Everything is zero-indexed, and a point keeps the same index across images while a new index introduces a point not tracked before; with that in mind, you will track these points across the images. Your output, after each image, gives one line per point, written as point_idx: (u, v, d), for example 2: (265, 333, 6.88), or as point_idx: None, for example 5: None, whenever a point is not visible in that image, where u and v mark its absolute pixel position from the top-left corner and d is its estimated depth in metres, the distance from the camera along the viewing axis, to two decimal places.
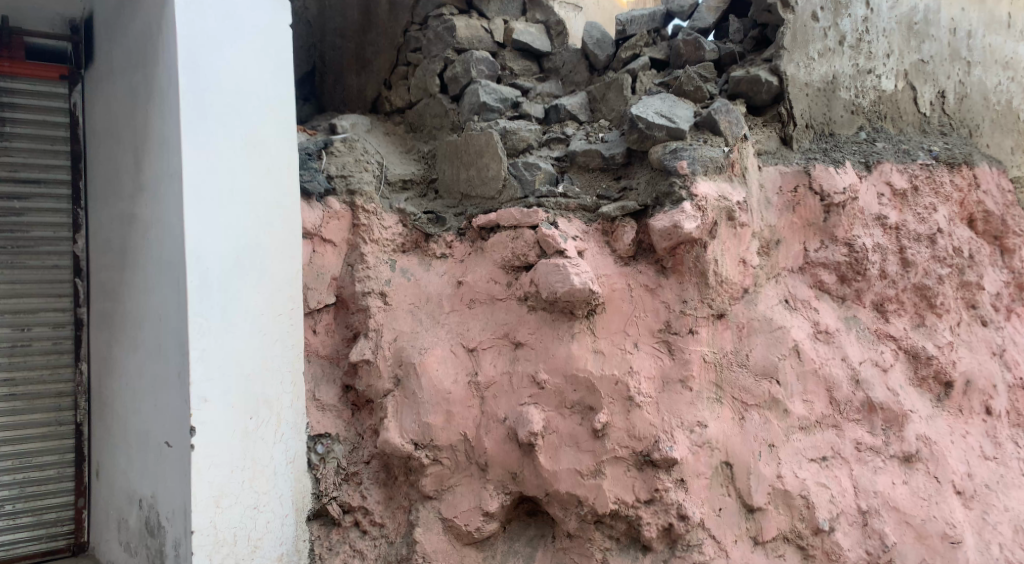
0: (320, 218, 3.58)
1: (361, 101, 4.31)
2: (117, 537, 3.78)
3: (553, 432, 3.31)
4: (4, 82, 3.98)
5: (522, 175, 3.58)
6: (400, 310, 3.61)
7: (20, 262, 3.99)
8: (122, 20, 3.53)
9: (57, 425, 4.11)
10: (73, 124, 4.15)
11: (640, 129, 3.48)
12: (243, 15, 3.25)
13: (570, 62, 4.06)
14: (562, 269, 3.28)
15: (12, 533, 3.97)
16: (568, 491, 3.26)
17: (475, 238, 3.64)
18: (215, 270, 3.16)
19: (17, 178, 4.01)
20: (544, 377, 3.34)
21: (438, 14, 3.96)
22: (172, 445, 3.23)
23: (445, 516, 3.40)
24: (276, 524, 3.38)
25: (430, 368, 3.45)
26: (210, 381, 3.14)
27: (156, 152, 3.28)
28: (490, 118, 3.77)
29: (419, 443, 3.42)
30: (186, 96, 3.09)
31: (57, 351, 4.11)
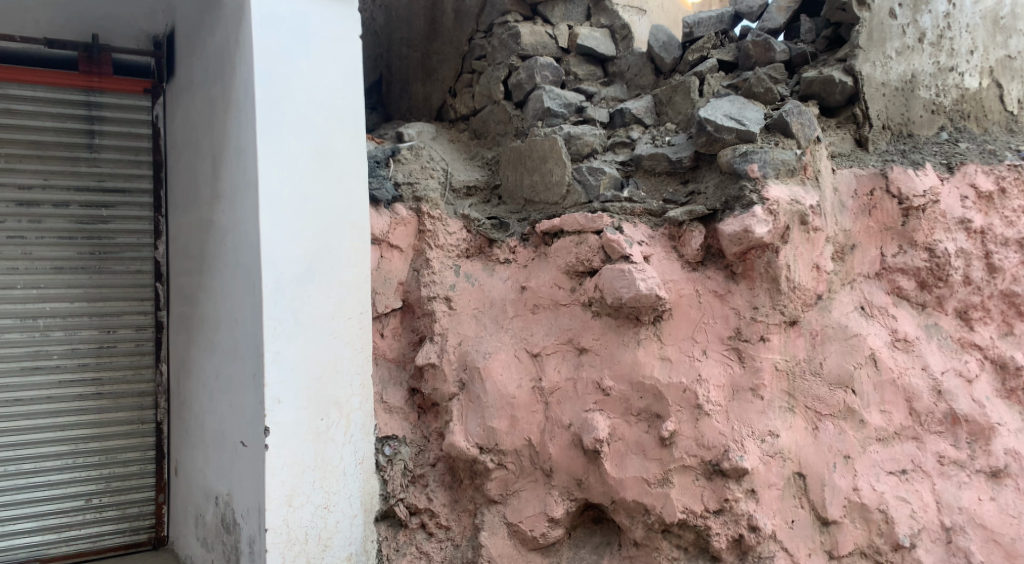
0: (387, 224, 3.66)
1: (427, 109, 4.38)
2: (195, 532, 3.91)
3: (619, 439, 3.30)
4: (94, 97, 4.20)
5: (587, 180, 3.58)
6: (464, 315, 3.65)
7: (106, 267, 4.21)
8: (202, 35, 3.67)
9: (140, 423, 4.30)
10: (156, 136, 4.34)
11: (708, 132, 3.42)
12: (316, 27, 3.34)
13: (635, 65, 4.00)
14: (627, 274, 3.26)
15: (100, 526, 4.18)
16: (635, 499, 3.24)
17: (539, 243, 3.65)
18: (289, 274, 3.25)
19: (102, 188, 4.22)
20: (610, 383, 3.32)
21: (503, 21, 3.97)
22: (247, 445, 3.34)
23: (511, 521, 3.42)
24: (346, 524, 3.45)
25: (494, 373, 3.47)
26: (284, 382, 3.24)
27: (233, 161, 3.41)
28: (554, 123, 3.77)
29: (484, 447, 3.45)
30: (261, 107, 3.20)
31: (140, 352, 4.30)
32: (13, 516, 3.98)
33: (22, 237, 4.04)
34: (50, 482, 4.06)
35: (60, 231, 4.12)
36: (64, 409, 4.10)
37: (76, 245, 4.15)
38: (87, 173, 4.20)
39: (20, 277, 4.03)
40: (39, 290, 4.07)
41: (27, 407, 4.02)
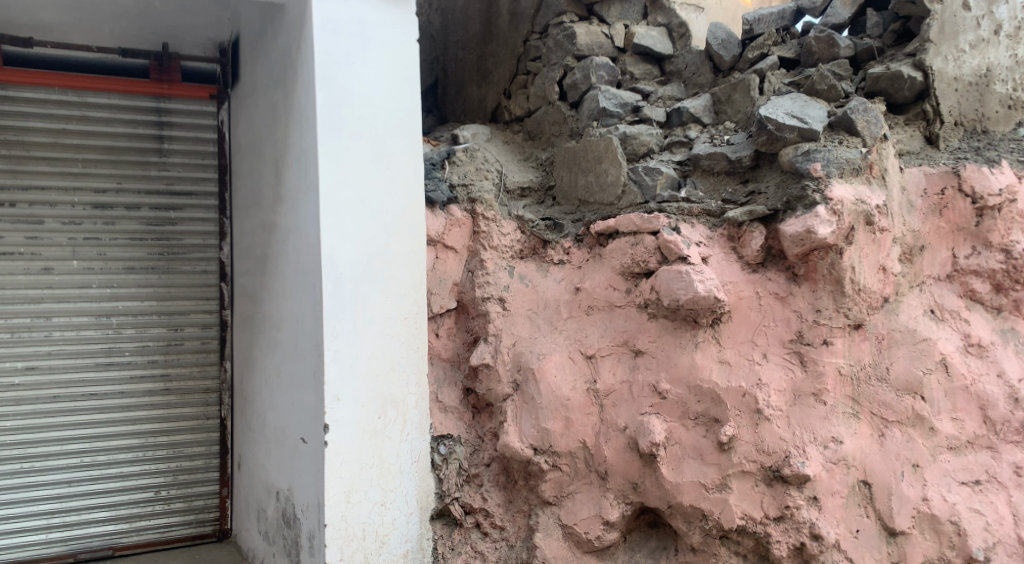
0: (442, 226, 3.69)
1: (482, 111, 4.40)
2: (257, 526, 4.01)
3: (676, 443, 3.26)
4: (164, 103, 4.34)
5: (643, 181, 3.54)
6: (519, 316, 3.65)
7: (173, 267, 4.36)
8: (266, 41, 3.76)
9: (205, 418, 4.43)
10: (221, 140, 4.47)
11: (769, 131, 3.35)
12: (374, 32, 3.39)
13: (694, 63, 3.96)
14: (685, 275, 3.22)
15: (168, 517, 4.32)
16: (692, 504, 3.19)
17: (593, 244, 3.64)
18: (348, 275, 3.31)
19: (171, 191, 4.38)
20: (666, 387, 3.28)
21: (558, 22, 3.97)
22: (307, 441, 3.41)
23: (566, 523, 3.41)
24: (402, 521, 3.49)
25: (548, 374, 3.47)
26: (343, 381, 3.29)
27: (295, 165, 3.48)
28: (609, 123, 3.75)
29: (539, 448, 3.46)
30: (322, 111, 3.26)
31: (205, 350, 4.43)
32: (88, 506, 4.15)
33: (96, 238, 4.22)
34: (122, 474, 4.22)
35: (131, 233, 4.29)
36: (134, 404, 4.26)
37: (146, 246, 4.31)
38: (156, 176, 4.35)
39: (94, 277, 4.21)
40: (112, 289, 4.24)
41: (101, 401, 4.19)
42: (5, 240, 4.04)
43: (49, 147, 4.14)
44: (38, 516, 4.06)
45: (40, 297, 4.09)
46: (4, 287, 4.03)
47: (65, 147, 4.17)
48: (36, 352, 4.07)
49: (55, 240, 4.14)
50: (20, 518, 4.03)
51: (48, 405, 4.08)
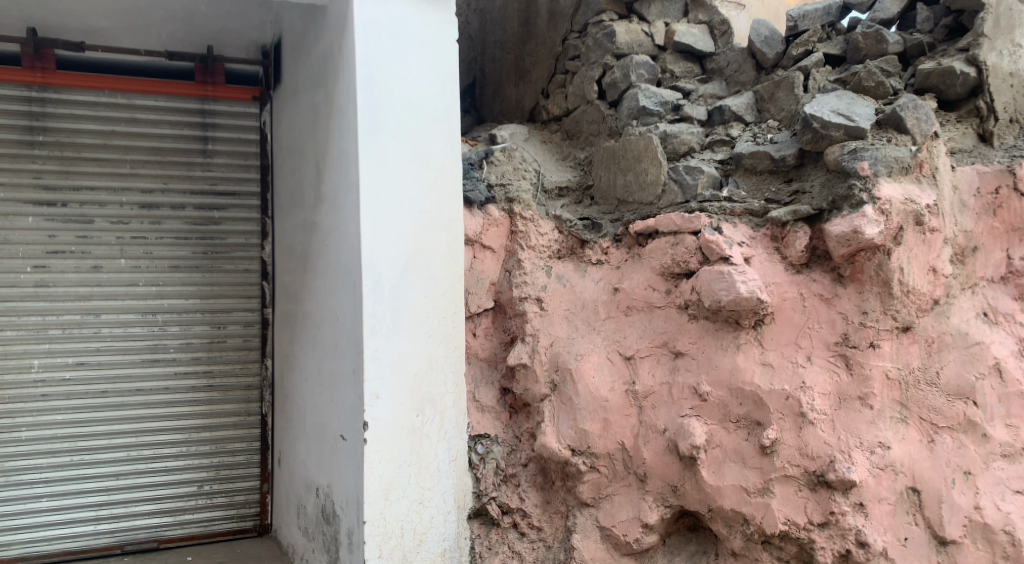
0: (480, 226, 3.69)
1: (520, 111, 4.39)
2: (297, 522, 4.05)
3: (717, 446, 3.21)
4: (208, 105, 4.43)
5: (683, 180, 3.50)
6: (556, 316, 3.63)
7: (217, 266, 4.45)
8: (308, 43, 3.81)
9: (247, 415, 4.50)
10: (263, 141, 4.54)
11: (815, 128, 3.29)
12: (414, 33, 3.41)
13: (735, 61, 3.90)
14: (727, 275, 3.18)
15: (211, 511, 4.41)
16: (733, 509, 3.15)
17: (632, 244, 3.61)
18: (387, 274, 3.33)
19: (215, 191, 4.46)
20: (707, 389, 3.24)
21: (597, 21, 3.94)
22: (347, 439, 3.44)
23: (604, 525, 3.39)
24: (439, 520, 3.50)
25: (586, 375, 3.45)
26: (381, 379, 3.32)
27: (336, 165, 3.51)
28: (649, 122, 3.71)
29: (577, 449, 3.44)
30: (362, 112, 3.29)
31: (247, 348, 4.51)
32: (134, 499, 4.26)
33: (143, 237, 4.32)
34: (166, 468, 4.32)
35: (177, 232, 4.39)
36: (178, 400, 4.36)
37: (191, 245, 4.41)
38: (201, 177, 4.44)
39: (141, 275, 4.31)
40: (158, 288, 4.34)
41: (147, 397, 4.30)
42: (57, 239, 4.16)
43: (99, 149, 4.25)
44: (87, 507, 4.17)
45: (89, 295, 4.21)
46: (55, 285, 4.15)
47: (114, 149, 4.28)
48: (85, 348, 4.19)
49: (104, 239, 4.25)
50: (69, 510, 4.14)
51: (97, 400, 4.20)
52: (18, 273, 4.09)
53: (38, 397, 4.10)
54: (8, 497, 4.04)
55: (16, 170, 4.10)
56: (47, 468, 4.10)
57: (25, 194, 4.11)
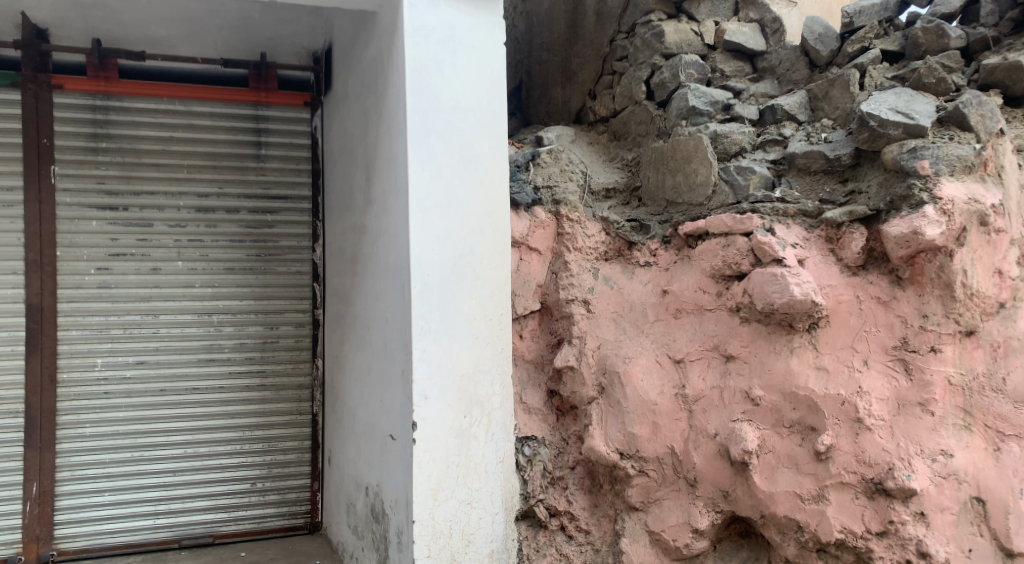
0: (527, 227, 3.70)
1: (566, 113, 4.38)
2: (347, 520, 4.11)
3: (769, 451, 3.14)
4: (262, 111, 4.54)
5: (735, 181, 3.45)
6: (604, 318, 3.62)
7: (269, 268, 4.54)
8: (358, 49, 3.86)
9: (298, 414, 4.58)
10: (314, 145, 4.62)
11: (871, 127, 3.20)
12: (463, 36, 3.42)
13: (788, 59, 3.82)
14: (780, 278, 3.12)
15: (264, 508, 4.50)
16: (787, 515, 3.08)
17: (681, 246, 3.57)
18: (435, 276, 3.35)
19: (268, 195, 4.56)
20: (759, 393, 3.18)
21: (646, 21, 3.90)
22: (396, 438, 3.47)
23: (653, 530, 3.35)
24: (488, 521, 3.49)
25: (635, 378, 3.42)
26: (430, 380, 3.34)
27: (385, 168, 3.55)
28: (698, 122, 3.64)
29: (625, 452, 3.42)
30: (412, 115, 3.31)
31: (299, 348, 4.60)
32: (191, 494, 4.38)
33: (199, 240, 4.44)
34: (221, 465, 4.43)
35: (231, 235, 4.49)
36: (232, 398, 4.47)
37: (245, 247, 4.51)
38: (255, 181, 4.54)
39: (197, 277, 4.44)
40: (214, 289, 4.46)
41: (204, 395, 4.42)
42: (119, 242, 4.31)
43: (158, 155, 4.38)
44: (146, 502, 4.31)
45: (148, 296, 4.35)
46: (117, 287, 4.30)
47: (172, 154, 4.41)
48: (145, 347, 4.33)
49: (163, 242, 4.38)
50: (130, 504, 4.28)
51: (156, 398, 4.33)
52: (82, 275, 4.24)
53: (101, 394, 4.25)
54: (72, 491, 4.18)
55: (80, 175, 4.25)
56: (110, 463, 4.25)
57: (89, 198, 4.26)
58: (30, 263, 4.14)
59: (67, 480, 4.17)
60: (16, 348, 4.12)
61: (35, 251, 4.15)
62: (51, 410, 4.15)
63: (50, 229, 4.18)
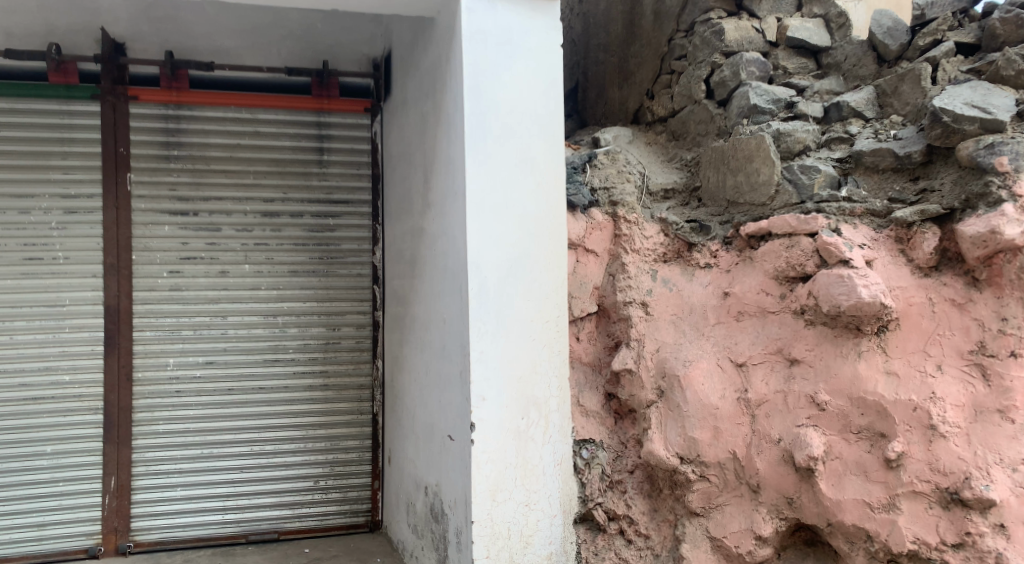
0: (583, 229, 3.70)
1: (624, 113, 4.35)
2: (407, 519, 4.16)
3: (836, 458, 3.05)
4: (324, 117, 4.65)
5: (798, 180, 3.37)
6: (662, 320, 3.57)
7: (331, 271, 4.65)
8: (417, 54, 3.91)
9: (359, 413, 4.66)
10: (374, 150, 4.71)
11: (945, 123, 3.09)
12: (519, 39, 3.43)
13: (854, 55, 3.70)
14: (847, 279, 3.04)
15: (326, 506, 4.61)
16: (855, 524, 2.99)
17: (743, 247, 3.49)
18: (492, 278, 3.36)
19: (330, 200, 4.67)
20: (825, 398, 3.09)
21: (705, 19, 3.85)
22: (454, 439, 3.49)
23: (714, 535, 3.29)
24: (546, 523, 3.49)
25: (695, 382, 3.36)
26: (487, 381, 3.35)
27: (443, 172, 3.58)
28: (761, 120, 3.58)
29: (685, 457, 3.36)
30: (469, 119, 3.34)
31: (360, 348, 4.68)
32: (257, 491, 4.51)
33: (264, 244, 4.57)
34: (286, 463, 4.55)
35: (295, 239, 4.61)
36: (296, 397, 4.57)
37: (308, 250, 4.62)
38: (318, 187, 4.65)
39: (263, 280, 4.56)
40: (279, 291, 4.58)
41: (268, 394, 4.54)
42: (189, 245, 4.46)
43: (226, 161, 4.52)
44: (215, 497, 4.45)
45: (217, 298, 4.49)
46: (187, 289, 4.45)
47: (240, 161, 4.54)
48: (214, 347, 4.47)
49: (231, 246, 4.52)
50: (200, 499, 4.43)
51: (224, 397, 4.47)
52: (155, 278, 4.41)
53: (173, 392, 4.41)
54: (148, 485, 4.36)
55: (153, 183, 4.42)
56: (182, 459, 4.41)
57: (162, 204, 4.43)
58: (108, 267, 4.33)
59: (143, 474, 4.35)
60: (95, 348, 4.31)
61: (113, 254, 4.34)
62: (128, 407, 4.33)
63: (127, 234, 4.37)
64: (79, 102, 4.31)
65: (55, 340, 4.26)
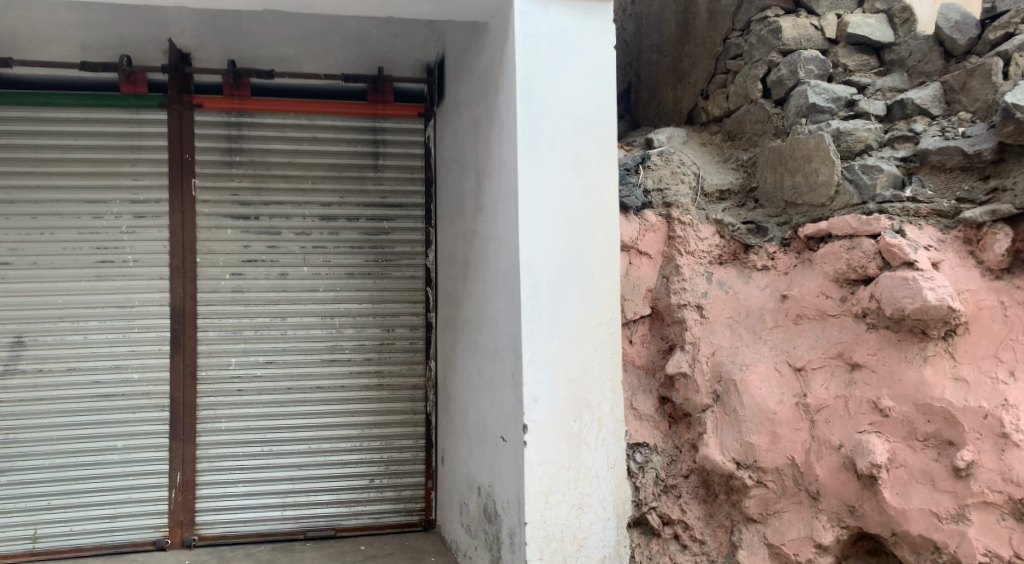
0: (636, 231, 3.67)
1: (678, 114, 4.30)
2: (460, 519, 4.19)
3: (901, 466, 2.96)
4: (379, 123, 4.73)
5: (860, 180, 3.28)
6: (718, 324, 3.52)
7: (386, 273, 4.72)
8: (470, 59, 3.95)
9: (413, 413, 4.72)
10: (427, 155, 4.77)
11: (1018, 119, 2.96)
12: (572, 42, 3.43)
13: (919, 50, 3.59)
14: (912, 282, 2.96)
15: (381, 504, 4.67)
16: (921, 534, 2.90)
17: (802, 249, 3.41)
18: (544, 280, 3.37)
19: (385, 204, 4.74)
20: (888, 404, 3.00)
21: (762, 17, 3.79)
22: (507, 440, 3.50)
23: (772, 543, 3.23)
24: (599, 526, 3.46)
25: (752, 386, 3.30)
26: (540, 382, 3.36)
27: (495, 175, 3.60)
28: (819, 119, 3.50)
29: (742, 462, 3.30)
30: (521, 122, 3.35)
31: (414, 349, 4.74)
32: (315, 488, 4.61)
33: (322, 247, 4.67)
34: (343, 461, 4.64)
35: (352, 242, 4.70)
36: (352, 397, 4.66)
37: (364, 253, 4.70)
38: (373, 191, 4.73)
39: (321, 282, 4.66)
40: (336, 293, 4.67)
41: (326, 393, 4.64)
42: (251, 248, 4.59)
43: (286, 166, 4.63)
44: (274, 494, 4.56)
45: (277, 299, 4.61)
46: (248, 291, 4.58)
47: (299, 166, 4.65)
48: (274, 347, 4.59)
49: (290, 248, 4.63)
50: (261, 495, 4.55)
51: (283, 396, 4.59)
52: (219, 280, 4.55)
53: (235, 391, 4.54)
54: (211, 480, 4.49)
55: (217, 188, 4.56)
56: (243, 456, 4.54)
57: (224, 209, 4.57)
58: (174, 269, 4.49)
59: (206, 470, 4.49)
60: (162, 347, 4.47)
61: (179, 257, 4.49)
62: (192, 405, 4.48)
63: (191, 237, 4.52)
64: (148, 111, 4.48)
65: (126, 339, 4.44)
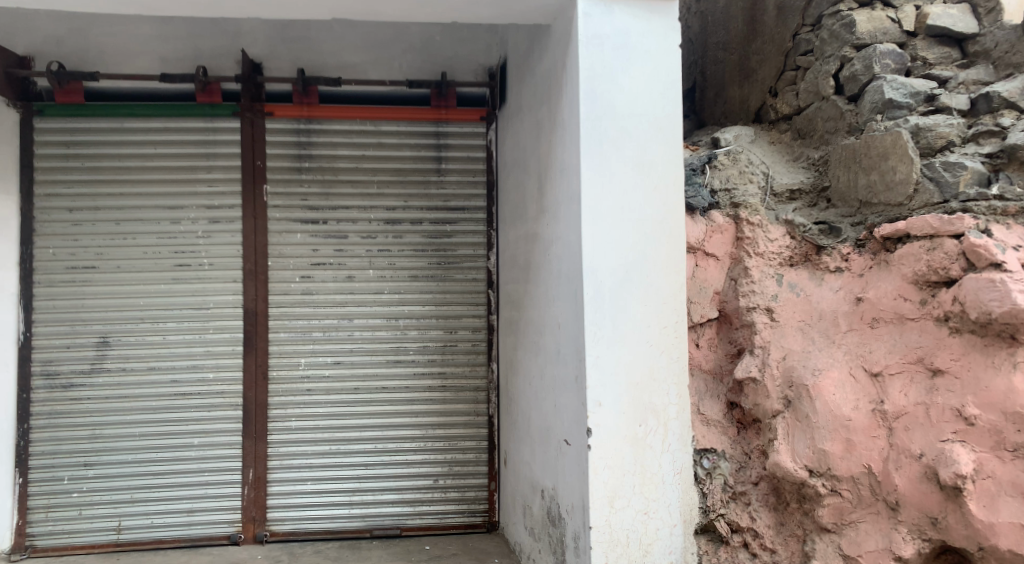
0: (702, 232, 3.61)
1: (744, 112, 4.20)
2: (524, 522, 4.20)
3: (988, 477, 2.83)
4: (443, 127, 4.78)
5: (941, 178, 3.14)
6: (789, 327, 3.40)
7: (448, 276, 4.77)
8: (532, 62, 3.94)
9: (476, 415, 4.76)
10: (489, 158, 4.81)
11: None
12: (636, 42, 3.39)
13: (1005, 41, 3.41)
14: (1000, 284, 2.84)
15: (445, 504, 4.72)
16: (1011, 550, 2.77)
17: (878, 249, 3.27)
18: (608, 283, 3.34)
19: (448, 207, 4.79)
20: (974, 412, 2.88)
21: (835, 11, 3.65)
22: (571, 443, 3.49)
23: (848, 554, 3.11)
24: (666, 532, 3.41)
25: (825, 392, 3.18)
26: (604, 386, 3.33)
27: (558, 178, 3.58)
28: (896, 115, 3.36)
29: (815, 470, 3.18)
30: (584, 123, 3.33)
31: (477, 352, 4.78)
32: (381, 487, 4.68)
33: (387, 250, 4.74)
34: (408, 461, 4.70)
35: (415, 245, 4.76)
36: (417, 398, 4.72)
37: (427, 256, 4.76)
38: (436, 194, 4.78)
39: (386, 284, 4.74)
40: (400, 295, 4.75)
41: (391, 394, 4.71)
42: (319, 252, 4.70)
43: (352, 172, 4.72)
44: (342, 492, 4.66)
45: (344, 301, 4.71)
46: (317, 293, 4.69)
47: (365, 171, 4.73)
48: (341, 348, 4.70)
49: (356, 252, 4.72)
50: (329, 493, 4.65)
51: (350, 396, 4.69)
52: (289, 282, 4.68)
53: (305, 391, 4.66)
54: (283, 477, 4.63)
55: (287, 193, 4.68)
56: (312, 454, 4.65)
57: (294, 213, 4.69)
58: (247, 272, 4.63)
59: (278, 467, 4.63)
60: (236, 348, 4.62)
61: (251, 261, 4.64)
62: (264, 404, 4.62)
63: (263, 241, 4.65)
64: (222, 120, 4.64)
65: (202, 340, 4.60)
